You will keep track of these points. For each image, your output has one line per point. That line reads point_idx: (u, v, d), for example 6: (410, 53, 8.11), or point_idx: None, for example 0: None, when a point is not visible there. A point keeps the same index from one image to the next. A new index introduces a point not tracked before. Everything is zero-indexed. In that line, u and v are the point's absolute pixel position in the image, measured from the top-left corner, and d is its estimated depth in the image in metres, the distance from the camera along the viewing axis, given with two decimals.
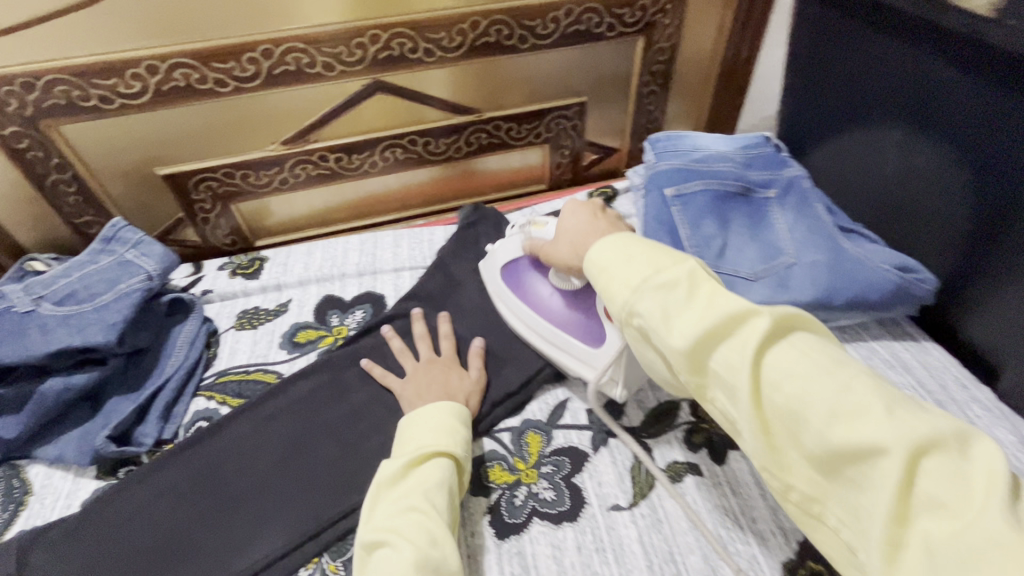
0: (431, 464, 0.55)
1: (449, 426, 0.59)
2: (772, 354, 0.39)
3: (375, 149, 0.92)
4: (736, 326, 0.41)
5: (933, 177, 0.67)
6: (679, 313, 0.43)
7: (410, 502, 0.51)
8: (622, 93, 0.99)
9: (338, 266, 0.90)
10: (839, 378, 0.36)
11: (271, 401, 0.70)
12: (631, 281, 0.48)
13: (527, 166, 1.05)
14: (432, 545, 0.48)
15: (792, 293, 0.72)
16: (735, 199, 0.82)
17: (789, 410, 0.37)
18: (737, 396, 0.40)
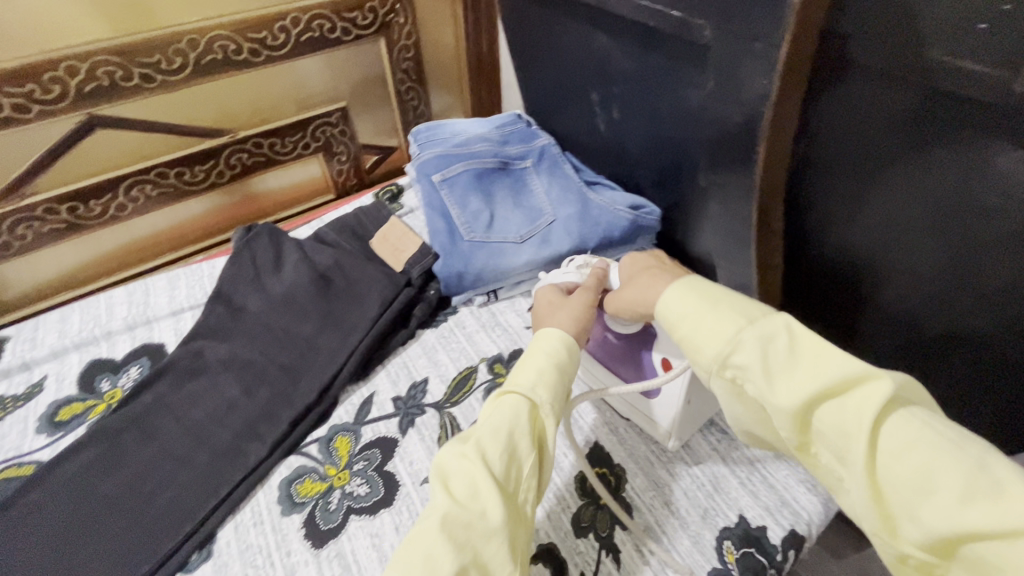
0: (501, 403, 0.52)
1: (540, 366, 0.54)
2: (892, 421, 0.40)
3: (117, 190, 0.83)
4: (851, 387, 0.42)
5: (635, 133, 0.77)
6: (782, 370, 0.44)
7: (463, 448, 0.49)
8: (382, 93, 1.02)
9: (101, 325, 0.81)
10: (971, 455, 0.37)
11: (29, 494, 0.61)
12: (717, 330, 0.47)
13: (308, 179, 1.03)
14: (471, 500, 0.46)
15: (554, 246, 0.81)
16: (497, 174, 0.89)
17: (913, 477, 0.38)
18: (839, 458, 0.42)
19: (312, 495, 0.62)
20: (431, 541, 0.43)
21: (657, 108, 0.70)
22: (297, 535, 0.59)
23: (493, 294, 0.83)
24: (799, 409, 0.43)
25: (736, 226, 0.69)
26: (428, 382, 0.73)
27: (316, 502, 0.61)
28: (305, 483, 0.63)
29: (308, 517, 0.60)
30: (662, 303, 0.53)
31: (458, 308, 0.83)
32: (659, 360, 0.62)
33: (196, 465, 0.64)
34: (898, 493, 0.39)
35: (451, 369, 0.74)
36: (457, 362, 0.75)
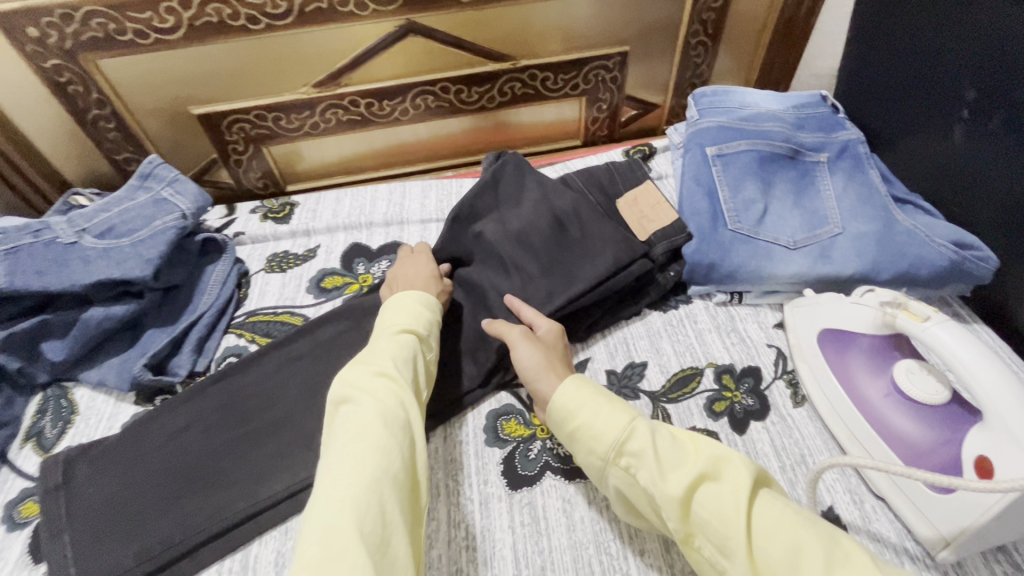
0: (400, 340, 0.58)
1: (413, 308, 0.62)
2: (759, 507, 0.42)
3: (407, 95, 0.90)
4: (720, 472, 0.45)
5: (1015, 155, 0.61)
6: (671, 461, 0.46)
7: (379, 368, 0.55)
8: (669, 43, 0.93)
9: (365, 214, 0.90)
10: (823, 530, 0.41)
11: (297, 342, 0.72)
12: (613, 418, 0.50)
13: (561, 120, 1.01)
14: (400, 405, 0.52)
15: (833, 265, 0.69)
16: (782, 162, 0.77)
17: (785, 559, 0.39)
18: (721, 549, 0.42)
19: (515, 437, 0.63)
20: (372, 420, 0.49)
21: None
22: (496, 469, 0.60)
23: (737, 296, 0.74)
24: (684, 500, 0.44)
25: None
26: (647, 366, 0.68)
27: (518, 446, 0.62)
28: (510, 422, 0.64)
29: (508, 456, 0.61)
30: (560, 389, 0.54)
31: (692, 298, 0.75)
32: (975, 460, 0.49)
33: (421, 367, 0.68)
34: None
35: (674, 362, 0.68)
36: (681, 357, 0.69)
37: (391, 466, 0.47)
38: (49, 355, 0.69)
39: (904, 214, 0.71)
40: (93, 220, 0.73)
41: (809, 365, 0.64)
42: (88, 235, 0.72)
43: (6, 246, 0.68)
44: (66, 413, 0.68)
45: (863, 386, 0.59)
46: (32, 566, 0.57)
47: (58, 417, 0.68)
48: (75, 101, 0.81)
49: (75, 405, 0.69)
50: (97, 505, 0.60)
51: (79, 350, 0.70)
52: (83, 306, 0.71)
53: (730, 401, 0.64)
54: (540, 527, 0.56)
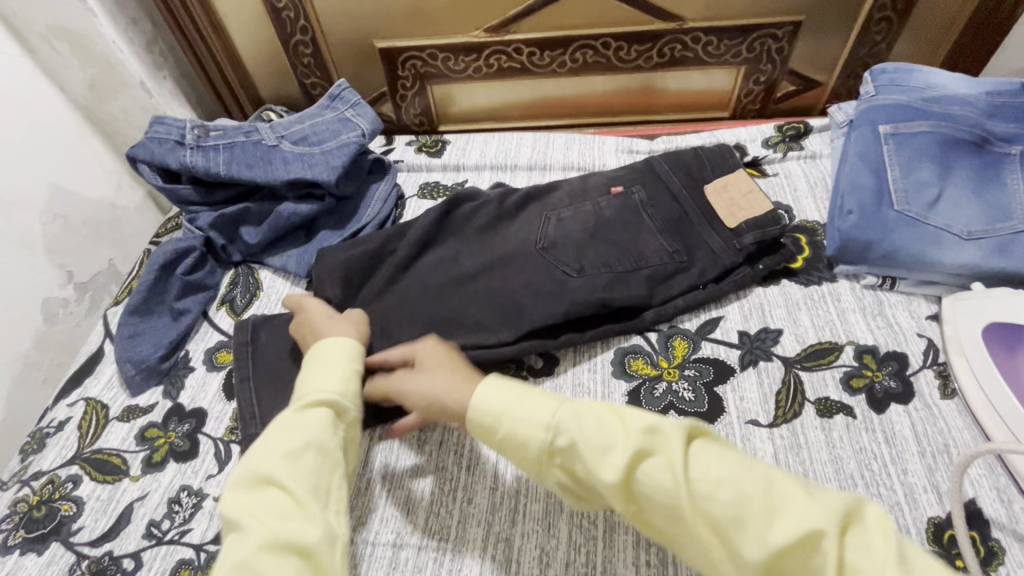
0: (306, 417, 0.51)
1: (327, 369, 0.55)
2: (694, 467, 0.42)
3: (568, 48, 0.93)
4: (651, 441, 0.44)
5: None
6: (599, 445, 0.44)
7: (267, 471, 0.47)
8: (848, 19, 0.88)
9: (511, 157, 0.96)
10: (755, 475, 0.41)
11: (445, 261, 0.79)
12: (539, 415, 0.47)
13: (712, 89, 1.00)
14: (290, 518, 0.44)
15: (1013, 262, 0.65)
16: (966, 149, 0.72)
17: (731, 517, 0.40)
18: (672, 523, 0.42)
19: (641, 374, 0.66)
20: (250, 556, 0.42)
21: None
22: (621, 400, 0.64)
23: (890, 281, 0.70)
24: (625, 483, 0.43)
25: None
26: (782, 333, 0.68)
27: (644, 382, 0.66)
28: (637, 361, 0.68)
29: (634, 390, 0.65)
30: (480, 390, 0.50)
31: (838, 277, 0.73)
32: None
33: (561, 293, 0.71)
34: (725, 531, 0.40)
35: (811, 334, 0.67)
36: (819, 330, 0.68)
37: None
38: (246, 238, 0.81)
39: None
40: (289, 129, 0.84)
41: (965, 359, 0.61)
42: (286, 141, 0.83)
43: (225, 141, 0.81)
44: (252, 288, 0.80)
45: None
46: (225, 401, 0.69)
47: (246, 290, 0.80)
48: (285, 27, 0.92)
49: (259, 282, 0.81)
50: (276, 363, 0.69)
51: (269, 237, 0.81)
52: (274, 201, 0.82)
53: (869, 380, 0.63)
54: None
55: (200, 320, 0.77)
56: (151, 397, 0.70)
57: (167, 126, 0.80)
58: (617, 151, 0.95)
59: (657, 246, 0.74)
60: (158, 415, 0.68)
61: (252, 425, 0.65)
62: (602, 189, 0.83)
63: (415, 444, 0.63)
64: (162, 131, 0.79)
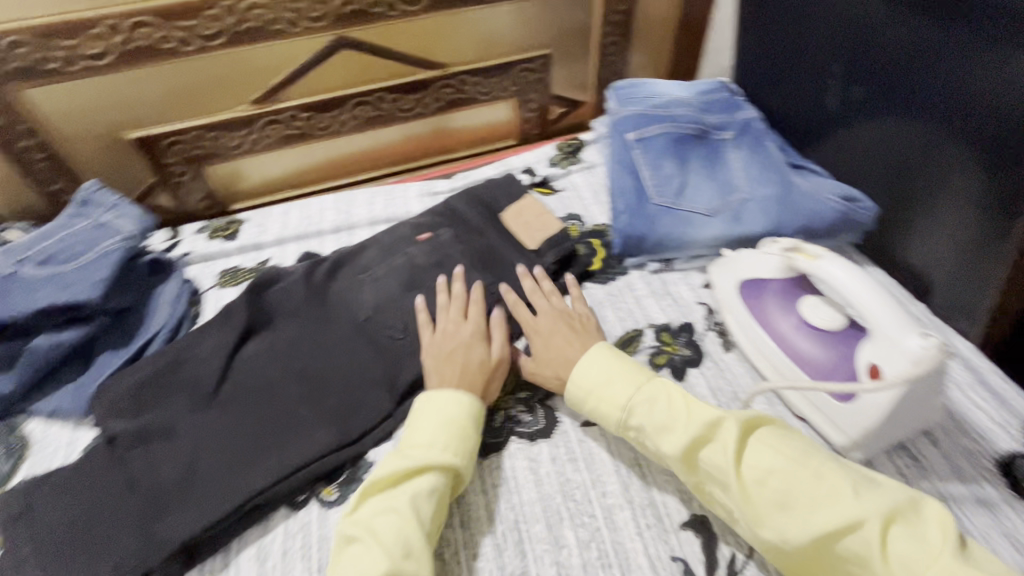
0: (422, 470, 0.55)
1: (453, 428, 0.58)
2: (752, 453, 0.50)
3: (345, 107, 0.94)
4: (712, 431, 0.52)
5: (880, 124, 0.72)
6: (663, 425, 0.54)
7: (391, 504, 0.52)
8: (585, 45, 1.02)
9: (314, 224, 0.93)
10: (813, 467, 0.48)
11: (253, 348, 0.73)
12: (619, 390, 0.58)
13: (495, 122, 1.07)
14: (404, 557, 0.49)
15: (745, 226, 0.78)
16: (693, 141, 0.86)
17: (780, 496, 0.47)
18: (724, 493, 0.50)
19: None
20: None
21: (906, 110, 0.67)
22: None
23: (668, 262, 0.82)
24: (685, 458, 0.52)
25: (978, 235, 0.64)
26: None
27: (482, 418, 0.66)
28: None
29: None
30: (574, 366, 0.62)
31: (629, 269, 0.82)
32: (868, 366, 0.57)
33: (386, 350, 0.71)
34: (772, 511, 0.47)
35: (618, 327, 0.74)
36: (624, 322, 0.75)
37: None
38: None
39: (803, 179, 0.80)
40: (33, 250, 0.72)
41: (731, 313, 0.73)
42: (29, 264, 0.71)
43: None
44: (17, 447, 0.67)
45: (778, 322, 0.67)
46: None
47: (9, 452, 0.66)
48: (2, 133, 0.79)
49: (26, 437, 0.68)
50: (60, 528, 0.57)
51: (28, 381, 0.68)
52: (27, 337, 0.69)
53: (669, 355, 0.71)
54: (509, 485, 0.61)
55: None
56: None
57: None
58: (420, 196, 0.97)
59: (468, 282, 0.78)
60: None
61: None
62: (410, 239, 0.85)
63: (257, 564, 0.57)
64: None
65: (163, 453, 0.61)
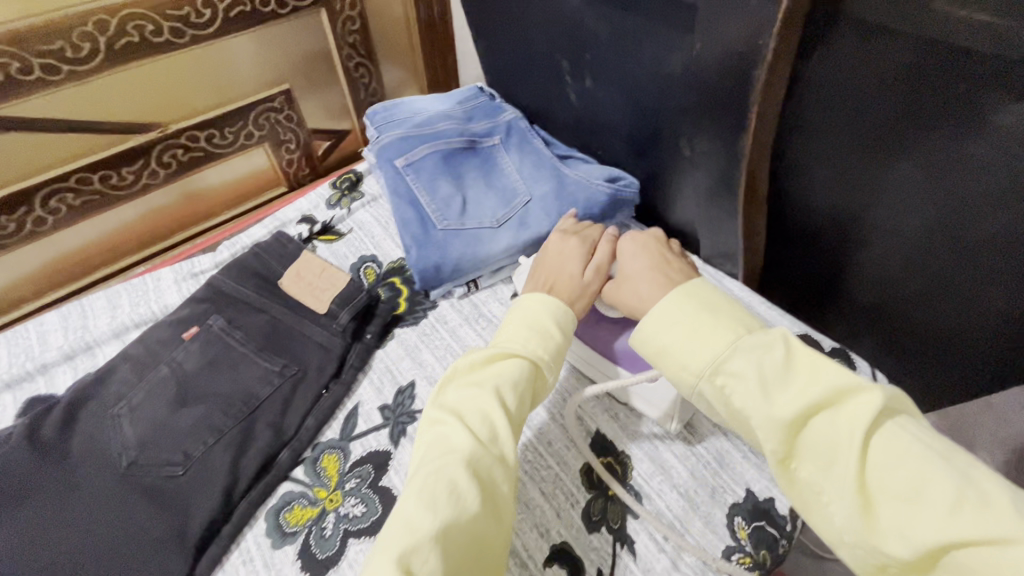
0: (503, 362, 0.51)
1: (539, 329, 0.54)
2: (880, 436, 0.37)
3: (34, 202, 0.74)
4: (841, 400, 0.38)
5: (613, 108, 0.75)
6: (775, 383, 0.40)
7: (483, 385, 0.48)
8: (330, 71, 0.93)
9: (35, 358, 0.72)
10: (957, 468, 0.34)
11: None
12: (718, 339, 0.44)
13: (255, 172, 0.94)
14: (492, 442, 0.45)
15: (533, 228, 0.78)
16: (464, 154, 0.84)
17: (909, 488, 0.34)
18: (822, 472, 0.38)
19: (303, 522, 0.57)
20: (454, 470, 0.41)
21: (624, 96, 0.71)
22: (294, 568, 0.54)
23: (474, 283, 0.79)
24: (793, 424, 0.39)
25: (717, 193, 0.69)
26: (416, 384, 0.68)
27: (310, 530, 0.57)
28: (294, 510, 0.58)
29: (301, 547, 0.55)
30: (652, 312, 0.49)
31: (438, 301, 0.78)
32: None
33: (168, 492, 0.58)
34: (893, 504, 0.35)
35: (439, 368, 0.69)
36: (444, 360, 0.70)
37: (452, 515, 0.39)
38: None
39: (569, 167, 0.84)
40: None
41: None
42: None
43: None
44: None
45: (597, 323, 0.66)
46: None
47: None
48: None
49: None
50: None
51: None
52: None
53: None
54: None
55: None
56: None
57: None
58: (178, 281, 0.80)
59: (257, 373, 0.66)
60: None
61: None
62: (172, 343, 0.69)
63: None
64: None
65: None
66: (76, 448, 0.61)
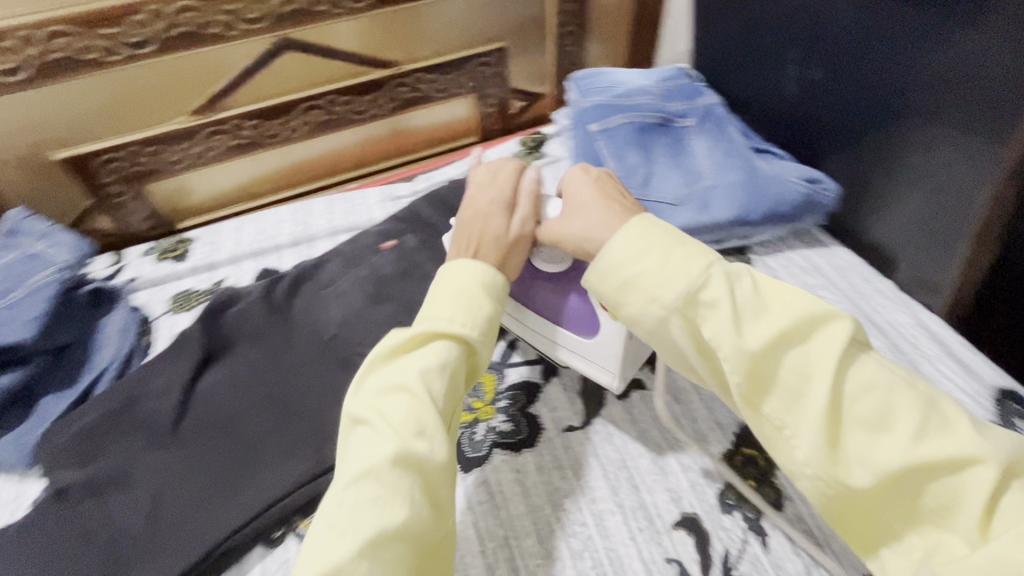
0: (430, 346, 0.48)
1: (471, 301, 0.51)
2: (854, 369, 0.38)
3: (294, 113, 0.89)
4: (813, 328, 0.40)
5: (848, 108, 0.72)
6: (747, 312, 0.41)
7: (399, 382, 0.45)
8: (541, 35, 0.99)
9: (270, 238, 0.88)
10: (920, 391, 0.37)
11: (208, 375, 0.68)
12: (688, 267, 0.43)
13: (455, 120, 1.04)
14: (419, 436, 0.42)
15: (714, 213, 0.77)
16: (657, 130, 0.85)
17: (877, 414, 0.37)
18: (791, 407, 0.39)
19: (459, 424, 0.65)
20: (383, 467, 0.40)
21: (873, 95, 0.68)
22: None
23: None
24: (763, 354, 0.40)
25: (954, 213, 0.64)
26: None
27: (464, 431, 0.64)
28: None
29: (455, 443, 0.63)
30: (612, 241, 0.47)
31: None
32: None
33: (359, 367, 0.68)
34: (859, 431, 0.37)
35: None
36: None
37: (400, 519, 0.39)
38: None
39: (764, 161, 0.81)
40: None
41: None
42: None
43: None
44: None
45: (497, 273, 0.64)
46: None
47: None
48: None
49: None
50: None
51: None
52: None
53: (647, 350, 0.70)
54: (496, 501, 0.59)
55: None
56: None
57: None
58: (382, 201, 0.93)
59: None
60: None
61: None
62: (373, 250, 0.80)
63: None
64: None
65: (120, 500, 0.57)
66: (296, 315, 0.74)
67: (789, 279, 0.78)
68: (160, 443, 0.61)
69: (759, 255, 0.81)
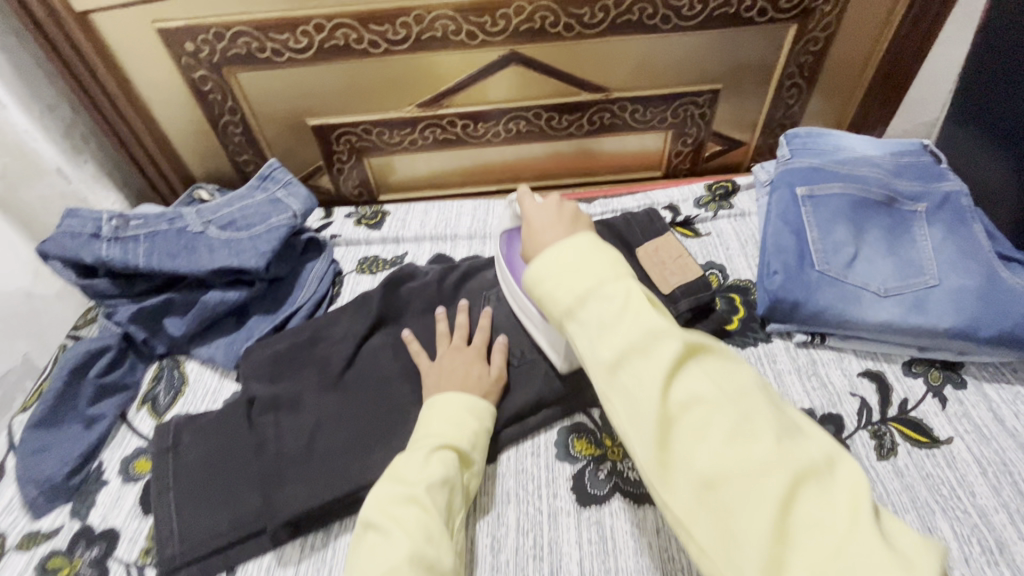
0: (438, 458, 0.56)
1: (461, 421, 0.60)
2: (688, 377, 0.41)
3: (501, 119, 0.96)
4: (653, 343, 0.42)
5: None
6: (612, 324, 0.43)
7: (411, 493, 0.53)
8: (763, 83, 0.94)
9: (451, 227, 0.95)
10: (744, 407, 0.40)
11: (374, 337, 0.75)
12: (574, 284, 0.45)
13: (643, 150, 1.04)
14: (433, 543, 0.50)
15: (927, 317, 0.67)
16: (877, 208, 0.76)
17: (699, 426, 0.40)
18: (700, 510, 0.39)
19: (586, 455, 0.64)
20: (398, 567, 0.47)
21: None
22: (566, 485, 0.62)
23: (820, 337, 0.73)
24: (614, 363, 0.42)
25: None
26: None
27: (589, 464, 0.64)
28: (582, 441, 0.66)
29: (578, 474, 0.63)
30: (576, 319, 0.45)
31: (771, 336, 0.75)
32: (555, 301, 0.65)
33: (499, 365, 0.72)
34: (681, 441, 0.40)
35: None
36: None
37: None
38: (170, 329, 0.77)
39: (1011, 271, 0.68)
40: (217, 213, 0.81)
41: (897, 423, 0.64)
42: (213, 227, 0.80)
43: (147, 231, 0.77)
44: (177, 383, 0.76)
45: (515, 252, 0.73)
46: (142, 517, 0.63)
47: (171, 385, 0.76)
48: (213, 107, 0.91)
49: (185, 376, 0.77)
50: (198, 468, 0.64)
51: (195, 328, 0.77)
52: (201, 289, 0.79)
53: None
54: (607, 547, 0.57)
55: (118, 423, 0.72)
56: (56, 518, 0.64)
57: (81, 218, 0.74)
58: None
59: None
60: (63, 540, 0.62)
61: (168, 545, 0.59)
62: None
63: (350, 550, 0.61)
64: (75, 224, 0.74)
65: (289, 422, 0.67)
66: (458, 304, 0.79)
67: (1013, 419, 0.64)
68: (327, 384, 0.70)
69: (976, 377, 0.68)
